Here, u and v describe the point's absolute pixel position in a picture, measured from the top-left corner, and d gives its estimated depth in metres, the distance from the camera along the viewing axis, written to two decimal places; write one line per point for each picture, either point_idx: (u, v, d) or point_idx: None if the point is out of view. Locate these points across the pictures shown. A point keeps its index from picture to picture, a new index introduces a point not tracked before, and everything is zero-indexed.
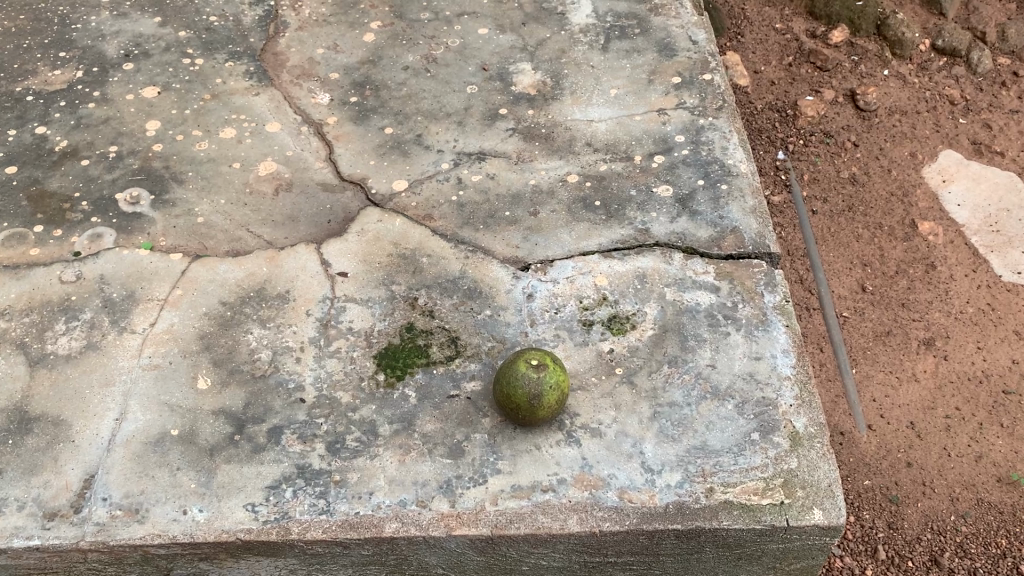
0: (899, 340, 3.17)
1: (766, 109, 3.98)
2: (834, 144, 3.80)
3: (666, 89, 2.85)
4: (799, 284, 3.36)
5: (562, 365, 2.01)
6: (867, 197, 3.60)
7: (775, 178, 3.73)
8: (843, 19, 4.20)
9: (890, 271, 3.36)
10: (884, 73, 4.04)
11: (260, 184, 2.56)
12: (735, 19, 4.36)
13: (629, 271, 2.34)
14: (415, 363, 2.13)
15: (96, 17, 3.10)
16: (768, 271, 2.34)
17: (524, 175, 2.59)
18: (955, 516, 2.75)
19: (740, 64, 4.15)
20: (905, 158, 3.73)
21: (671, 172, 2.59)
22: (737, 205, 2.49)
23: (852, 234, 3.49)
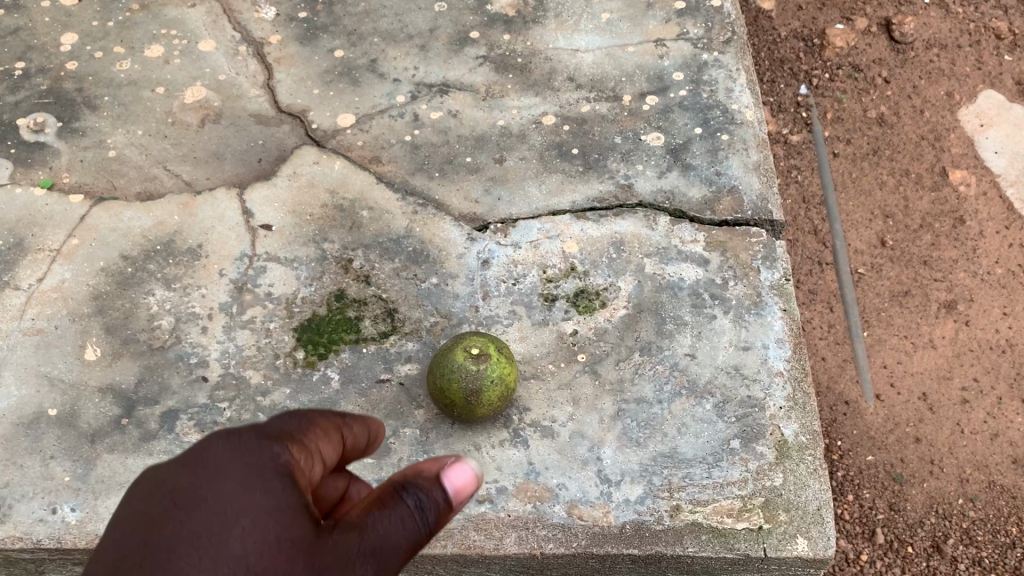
0: (916, 301, 2.68)
1: (789, 37, 3.35)
2: (863, 80, 3.20)
3: (667, 16, 2.45)
4: (812, 235, 2.85)
5: (510, 353, 1.69)
6: (896, 141, 3.03)
7: (795, 114, 3.16)
8: None
9: (914, 225, 2.83)
10: None
11: (185, 113, 2.21)
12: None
13: (604, 236, 1.99)
14: (341, 337, 1.81)
15: None
16: (768, 242, 1.98)
17: (491, 114, 2.22)
18: (963, 499, 2.33)
19: None
20: (939, 98, 3.13)
21: (665, 116, 2.21)
22: (738, 159, 2.12)
23: (875, 182, 2.94)
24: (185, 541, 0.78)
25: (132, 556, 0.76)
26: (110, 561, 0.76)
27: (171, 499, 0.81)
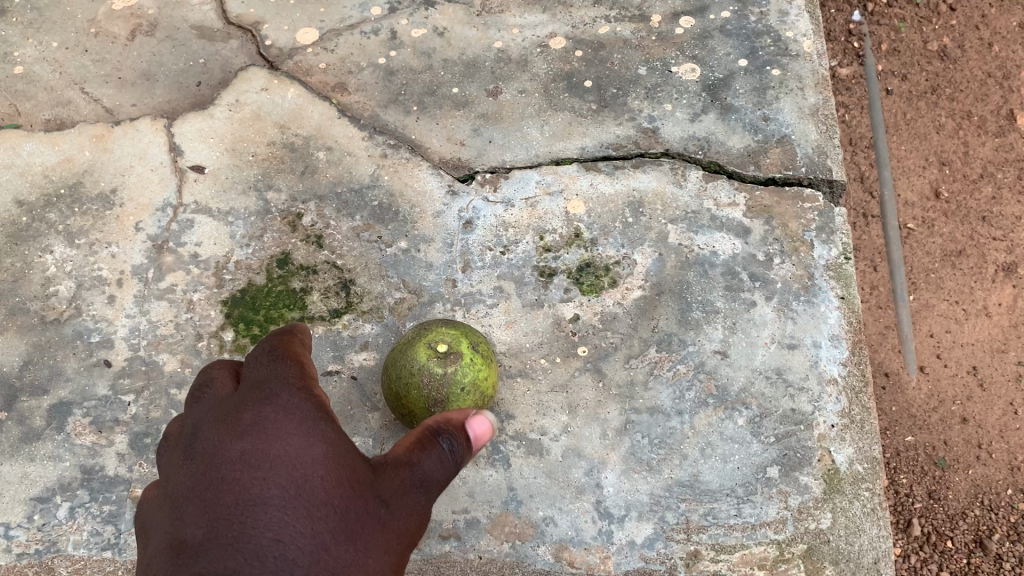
0: (973, 261, 2.08)
1: None
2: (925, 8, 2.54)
3: None
4: (859, 182, 2.22)
5: (491, 357, 1.31)
6: (960, 78, 2.39)
7: (843, 44, 2.49)
8: None
9: (976, 172, 2.21)
10: None
11: (112, 22, 1.80)
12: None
13: (619, 194, 1.59)
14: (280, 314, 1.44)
15: None
16: (824, 209, 1.58)
17: (487, 34, 1.79)
18: (1014, 491, 1.79)
19: None
20: (1014, 29, 2.46)
21: (702, 43, 1.77)
22: (791, 101, 1.69)
23: (933, 121, 2.30)
24: (265, 491, 0.62)
25: (215, 515, 0.60)
26: (197, 515, 0.61)
27: (240, 458, 0.64)
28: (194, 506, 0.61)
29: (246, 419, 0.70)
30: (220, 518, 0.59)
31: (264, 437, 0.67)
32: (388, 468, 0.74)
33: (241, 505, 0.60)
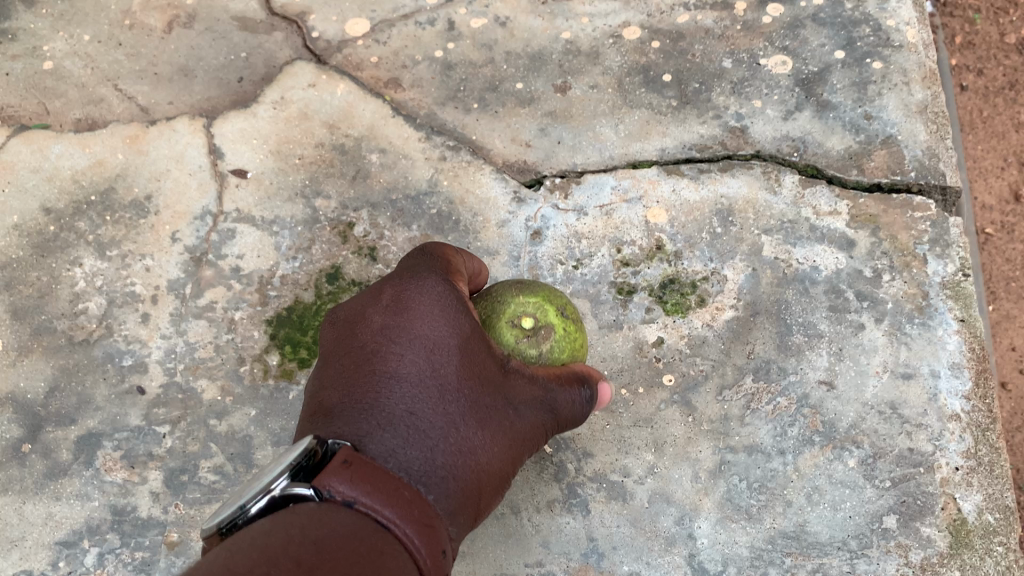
0: None
1: None
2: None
3: None
4: None
5: (568, 307, 1.12)
6: None
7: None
8: None
9: None
10: None
11: (148, 12, 1.65)
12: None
13: (705, 201, 1.43)
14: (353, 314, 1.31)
15: None
16: (938, 218, 1.40)
17: (553, 23, 1.62)
18: None
19: None
20: None
21: (795, 33, 1.59)
22: (896, 98, 1.51)
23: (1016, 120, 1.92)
24: (403, 368, 0.84)
25: (362, 380, 0.83)
26: (349, 377, 0.85)
27: (386, 334, 0.87)
28: (347, 372, 0.85)
29: (397, 299, 0.92)
30: (367, 386, 0.83)
31: (412, 323, 0.88)
32: (520, 375, 0.96)
33: (382, 380, 0.83)
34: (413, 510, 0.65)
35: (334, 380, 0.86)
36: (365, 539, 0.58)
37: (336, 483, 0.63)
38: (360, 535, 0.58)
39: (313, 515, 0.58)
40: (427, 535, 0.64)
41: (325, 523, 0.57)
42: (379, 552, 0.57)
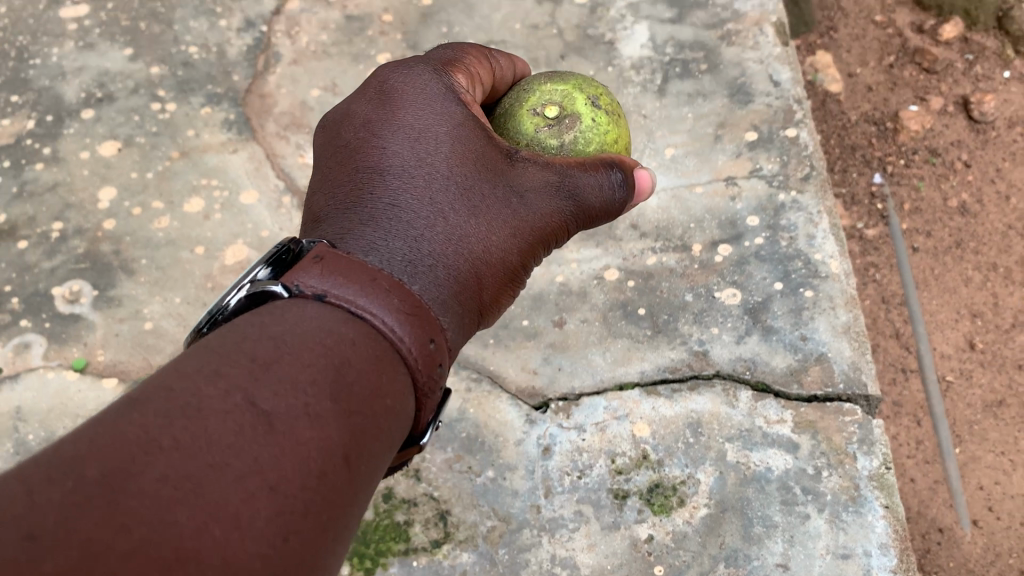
0: (1015, 412, 2.49)
1: (860, 122, 3.09)
2: (942, 166, 2.96)
3: (737, 150, 2.23)
4: (894, 338, 2.63)
5: (591, 91, 1.55)
6: (981, 230, 2.82)
7: (869, 206, 2.91)
8: (958, 10, 3.22)
9: (1009, 324, 2.64)
10: (1007, 75, 3.10)
11: (226, 276, 2.10)
12: (828, 10, 3.36)
13: (678, 415, 1.81)
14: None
15: (59, 48, 2.61)
16: (863, 421, 1.76)
17: (550, 270, 2.05)
18: None
19: (833, 64, 3.25)
20: None
21: (741, 269, 2.01)
22: (826, 321, 1.91)
23: (959, 276, 2.75)
24: (394, 171, 1.31)
25: (362, 178, 1.31)
26: (352, 175, 1.32)
27: (377, 137, 1.35)
28: (346, 169, 1.33)
29: (393, 104, 1.38)
30: (366, 182, 1.30)
31: (400, 133, 1.34)
32: (525, 164, 1.36)
33: (376, 179, 1.30)
34: (401, 295, 1.03)
35: (341, 174, 1.33)
36: (330, 329, 0.95)
37: (311, 273, 1.01)
38: (322, 325, 0.95)
39: (286, 310, 0.96)
40: (410, 317, 1.01)
41: (296, 317, 0.96)
42: (343, 334, 0.95)
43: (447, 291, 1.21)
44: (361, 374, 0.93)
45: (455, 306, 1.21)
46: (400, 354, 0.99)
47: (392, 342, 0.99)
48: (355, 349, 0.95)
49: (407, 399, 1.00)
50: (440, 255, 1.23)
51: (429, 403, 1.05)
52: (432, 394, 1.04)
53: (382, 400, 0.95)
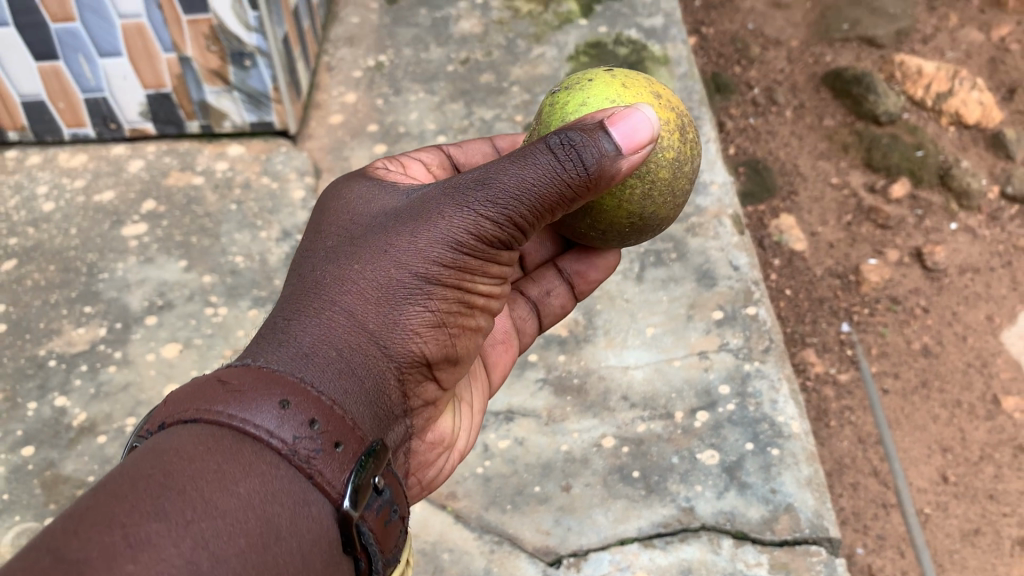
0: (989, 539, 3.03)
1: (826, 276, 3.82)
2: (902, 312, 3.67)
3: (707, 327, 2.65)
4: (873, 475, 3.19)
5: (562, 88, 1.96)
6: (942, 370, 3.49)
7: (840, 352, 3.56)
8: (904, 171, 4.13)
9: (974, 458, 3.23)
10: (951, 227, 3.95)
11: None
12: (787, 177, 4.22)
13: (672, 564, 2.16)
14: (639, 240, 1.99)
15: (124, 263, 3.04)
16: (828, 561, 2.13)
17: (555, 439, 2.42)
18: None
19: (795, 225, 4.02)
20: (981, 322, 3.63)
21: (717, 432, 2.39)
22: (791, 475, 2.28)
23: (929, 415, 3.36)
24: (307, 264, 1.57)
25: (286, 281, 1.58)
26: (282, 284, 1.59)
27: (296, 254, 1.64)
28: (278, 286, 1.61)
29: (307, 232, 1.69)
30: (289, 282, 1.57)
31: (312, 241, 1.63)
32: (427, 201, 1.58)
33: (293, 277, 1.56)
34: (236, 378, 1.26)
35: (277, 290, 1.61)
36: (165, 449, 1.17)
37: (151, 416, 1.27)
38: (160, 450, 1.17)
39: (138, 450, 1.19)
40: (248, 394, 1.23)
41: (142, 453, 1.17)
42: (167, 446, 1.17)
43: (324, 319, 1.44)
44: (188, 467, 1.14)
45: (330, 331, 1.43)
46: (230, 428, 1.20)
47: (224, 426, 1.20)
48: (180, 450, 1.16)
49: (265, 468, 1.20)
50: (323, 289, 1.48)
51: (314, 463, 1.23)
52: (303, 454, 1.22)
53: (223, 482, 1.15)
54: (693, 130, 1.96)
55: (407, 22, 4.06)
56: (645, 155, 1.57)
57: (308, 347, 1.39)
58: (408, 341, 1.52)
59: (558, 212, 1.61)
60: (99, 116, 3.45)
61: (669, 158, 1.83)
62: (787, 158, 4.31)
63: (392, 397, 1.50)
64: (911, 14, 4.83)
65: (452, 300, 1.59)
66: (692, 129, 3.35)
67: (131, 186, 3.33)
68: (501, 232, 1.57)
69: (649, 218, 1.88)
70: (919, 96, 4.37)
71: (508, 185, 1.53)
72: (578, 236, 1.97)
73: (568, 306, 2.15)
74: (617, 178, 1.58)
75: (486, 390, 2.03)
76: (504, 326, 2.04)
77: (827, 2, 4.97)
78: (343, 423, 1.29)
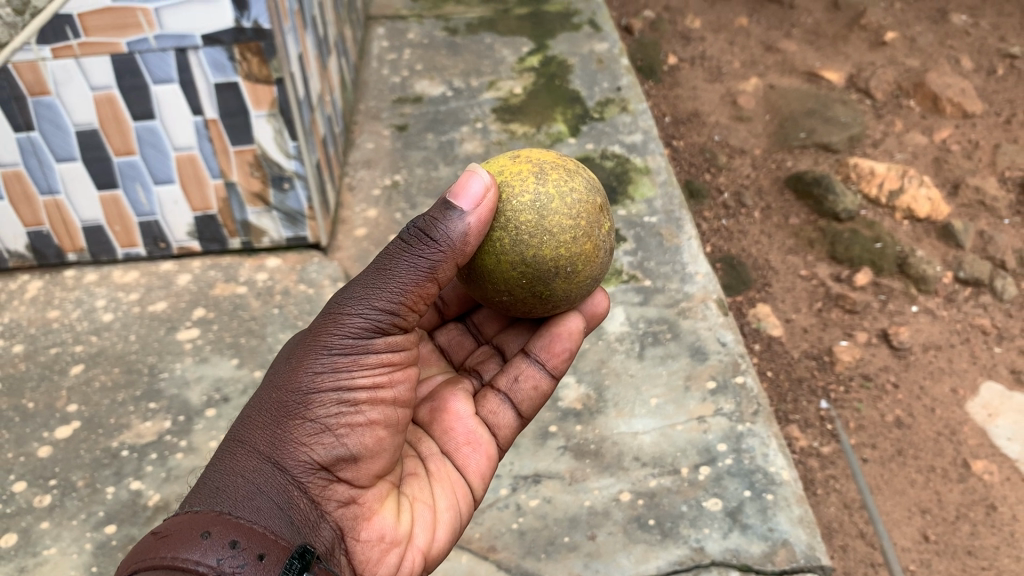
0: None
1: (803, 358, 4.24)
2: (875, 388, 4.08)
3: (703, 395, 3.05)
4: (860, 537, 3.52)
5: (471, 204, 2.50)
6: (915, 439, 3.88)
7: (821, 427, 3.94)
8: (865, 262, 4.62)
9: (951, 517, 3.59)
10: (912, 309, 4.42)
11: None
12: (760, 270, 4.70)
13: None
14: (559, 288, 2.32)
15: (181, 363, 3.42)
16: None
17: (579, 496, 2.78)
18: None
19: (771, 313, 4.47)
20: (947, 394, 4.05)
21: (718, 483, 2.77)
22: (785, 515, 2.66)
23: (906, 480, 3.72)
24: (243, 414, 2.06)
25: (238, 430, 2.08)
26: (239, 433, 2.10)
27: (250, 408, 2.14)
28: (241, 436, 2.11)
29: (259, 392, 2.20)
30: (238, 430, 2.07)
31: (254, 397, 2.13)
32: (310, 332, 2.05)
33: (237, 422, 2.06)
34: (166, 527, 1.64)
35: None
36: None
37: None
38: None
39: None
40: (183, 539, 1.60)
41: None
42: None
43: (229, 453, 1.88)
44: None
45: (233, 461, 1.86)
46: (165, 566, 1.54)
47: (170, 564, 1.55)
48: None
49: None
50: (230, 430, 1.94)
51: None
52: (229, 571, 1.57)
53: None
54: (567, 173, 2.37)
55: (417, 146, 4.59)
56: (488, 202, 2.12)
57: (218, 479, 1.81)
58: (300, 451, 1.92)
59: (423, 290, 2.06)
60: (151, 237, 3.88)
61: (526, 201, 2.27)
62: (758, 254, 4.80)
63: (298, 502, 1.88)
64: (860, 122, 5.44)
65: (339, 402, 1.98)
66: (675, 228, 3.84)
67: (181, 297, 3.74)
68: (366, 326, 1.99)
69: (534, 259, 2.25)
70: (874, 194, 4.92)
71: (369, 286, 2.02)
72: (508, 308, 2.41)
73: (540, 384, 2.50)
74: (470, 236, 2.09)
75: (454, 489, 2.33)
76: (466, 428, 2.41)
77: (784, 114, 5.58)
78: (264, 540, 1.67)
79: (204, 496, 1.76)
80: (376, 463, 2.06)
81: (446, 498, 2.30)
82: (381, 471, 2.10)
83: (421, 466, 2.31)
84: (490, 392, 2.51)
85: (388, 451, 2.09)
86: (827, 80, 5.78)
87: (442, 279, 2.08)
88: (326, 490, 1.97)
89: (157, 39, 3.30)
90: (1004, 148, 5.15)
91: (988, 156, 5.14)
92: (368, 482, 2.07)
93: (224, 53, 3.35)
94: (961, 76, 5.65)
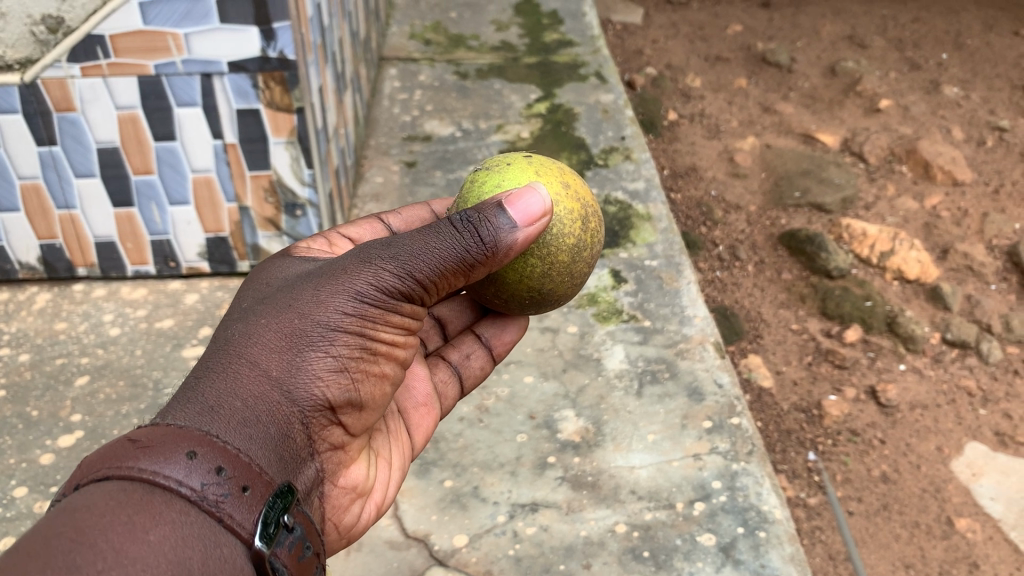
0: None
1: (792, 409, 4.32)
2: (862, 443, 4.15)
3: (699, 433, 3.12)
4: None
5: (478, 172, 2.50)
6: (901, 494, 3.94)
7: (808, 478, 4.00)
8: (856, 319, 4.73)
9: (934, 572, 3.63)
10: (900, 367, 4.52)
11: None
12: (753, 322, 4.80)
13: None
14: (541, 310, 2.52)
15: None
16: None
17: (575, 526, 2.83)
18: None
19: (762, 364, 4.55)
20: (933, 451, 4.13)
21: (712, 519, 2.83)
22: (776, 552, 2.72)
23: (891, 534, 3.77)
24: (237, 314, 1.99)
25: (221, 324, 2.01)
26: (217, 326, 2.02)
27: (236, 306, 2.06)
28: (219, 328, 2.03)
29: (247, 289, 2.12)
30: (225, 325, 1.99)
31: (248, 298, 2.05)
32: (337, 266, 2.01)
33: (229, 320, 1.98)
34: (148, 437, 1.57)
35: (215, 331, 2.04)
36: (94, 499, 1.47)
37: (69, 481, 1.55)
38: (92, 501, 1.47)
39: (71, 499, 1.49)
40: (161, 455, 1.55)
41: (73, 504, 1.47)
42: (96, 500, 1.47)
43: (235, 366, 1.82)
44: (99, 523, 1.42)
45: (242, 380, 1.80)
46: (141, 480, 1.51)
47: (146, 480, 1.51)
48: (95, 506, 1.45)
49: (178, 515, 1.50)
50: (239, 339, 1.87)
51: (223, 506, 1.54)
52: (212, 499, 1.54)
53: (136, 533, 1.43)
54: (598, 223, 2.49)
55: (425, 182, 4.70)
56: (542, 223, 2.13)
57: (224, 394, 1.76)
58: (306, 387, 1.90)
59: (456, 277, 2.06)
60: (161, 256, 3.96)
61: (570, 245, 2.36)
62: (750, 306, 4.90)
63: (294, 438, 1.87)
64: (854, 184, 5.59)
65: (353, 349, 1.97)
66: (675, 273, 3.93)
67: (188, 316, 3.80)
68: (399, 288, 1.99)
69: (546, 292, 2.40)
70: (865, 254, 5.05)
71: (414, 250, 2.00)
72: (489, 301, 2.49)
73: (486, 368, 2.66)
74: (517, 247, 2.09)
75: (404, 450, 2.40)
76: (425, 391, 2.48)
77: (780, 173, 5.74)
78: (249, 471, 1.64)
79: (198, 410, 1.70)
80: (365, 415, 2.09)
81: (399, 458, 2.37)
82: (366, 423, 2.12)
83: (383, 420, 2.36)
84: (440, 361, 2.61)
85: (378, 406, 2.12)
86: (822, 142, 5.95)
87: (475, 274, 2.10)
88: (319, 430, 1.97)
89: (183, 63, 3.40)
90: (992, 217, 5.31)
91: (976, 223, 5.29)
92: (353, 431, 2.09)
93: (247, 80, 3.46)
94: (953, 144, 5.85)
